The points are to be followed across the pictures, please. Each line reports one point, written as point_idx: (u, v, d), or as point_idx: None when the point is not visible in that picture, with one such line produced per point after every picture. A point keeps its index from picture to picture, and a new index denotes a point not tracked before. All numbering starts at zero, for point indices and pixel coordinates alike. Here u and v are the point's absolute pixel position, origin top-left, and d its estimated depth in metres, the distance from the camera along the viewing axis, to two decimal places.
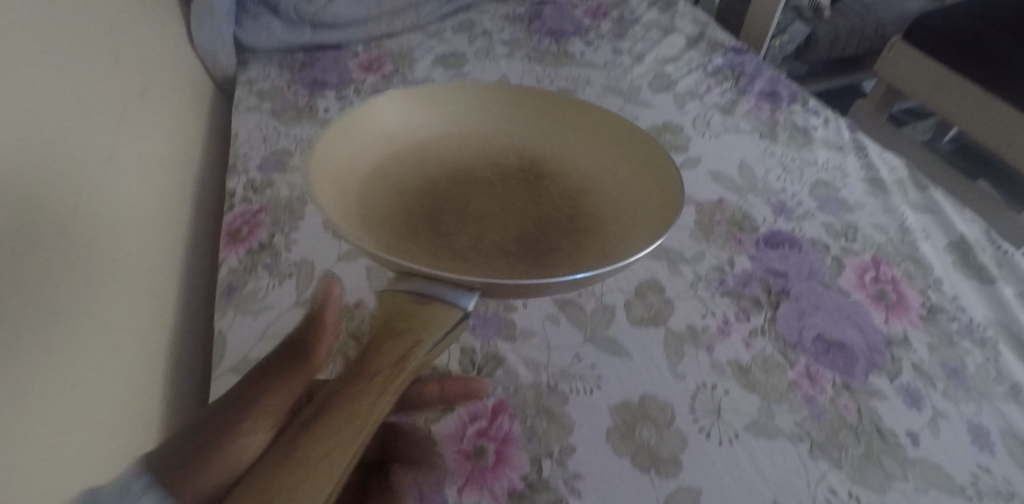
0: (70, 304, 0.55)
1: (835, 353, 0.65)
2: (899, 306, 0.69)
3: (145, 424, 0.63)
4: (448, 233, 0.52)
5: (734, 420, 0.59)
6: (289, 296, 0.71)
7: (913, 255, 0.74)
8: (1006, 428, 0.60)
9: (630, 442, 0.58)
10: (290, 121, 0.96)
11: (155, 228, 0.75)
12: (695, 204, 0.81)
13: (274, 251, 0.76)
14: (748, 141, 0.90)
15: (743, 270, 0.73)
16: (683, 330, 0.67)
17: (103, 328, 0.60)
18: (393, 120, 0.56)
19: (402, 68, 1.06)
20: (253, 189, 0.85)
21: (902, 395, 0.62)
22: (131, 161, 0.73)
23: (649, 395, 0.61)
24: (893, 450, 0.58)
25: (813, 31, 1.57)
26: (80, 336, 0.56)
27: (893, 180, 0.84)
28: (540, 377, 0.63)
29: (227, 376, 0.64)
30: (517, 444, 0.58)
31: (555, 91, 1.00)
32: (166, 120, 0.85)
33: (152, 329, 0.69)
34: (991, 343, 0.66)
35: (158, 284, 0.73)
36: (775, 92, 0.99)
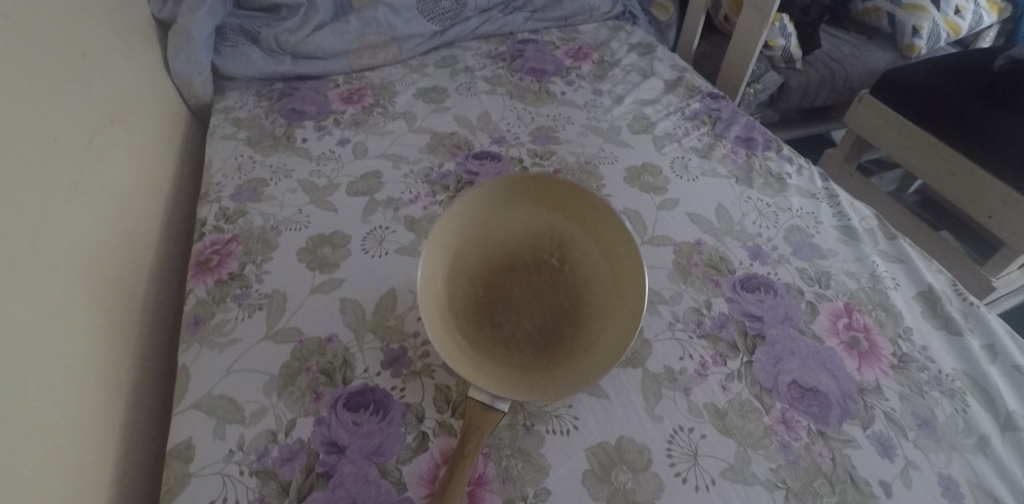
0: (8, 346, 0.52)
1: (809, 399, 0.65)
2: (870, 354, 0.70)
3: (102, 458, 0.61)
4: (496, 321, 0.68)
5: (710, 466, 0.59)
6: (258, 327, 0.69)
7: (883, 304, 0.76)
8: (973, 479, 0.61)
9: (607, 487, 0.57)
10: (267, 150, 0.95)
11: (121, 259, 0.73)
12: (672, 246, 0.82)
13: (244, 282, 0.74)
14: (724, 185, 0.91)
15: (720, 312, 0.73)
16: (661, 371, 0.67)
17: (50, 368, 0.57)
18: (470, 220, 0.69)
19: (383, 101, 1.06)
20: (225, 218, 0.83)
21: (874, 445, 0.62)
22: (98, 186, 0.71)
23: (627, 438, 0.61)
24: (866, 500, 0.58)
25: (785, 81, 1.63)
26: (23, 375, 0.54)
27: (863, 229, 0.86)
28: (516, 417, 0.62)
29: (190, 413, 0.61)
30: (489, 487, 0.57)
31: (537, 129, 1.01)
32: (138, 147, 0.83)
33: (112, 364, 0.66)
34: (959, 394, 0.67)
35: (122, 316, 0.70)
36: (750, 137, 1.01)
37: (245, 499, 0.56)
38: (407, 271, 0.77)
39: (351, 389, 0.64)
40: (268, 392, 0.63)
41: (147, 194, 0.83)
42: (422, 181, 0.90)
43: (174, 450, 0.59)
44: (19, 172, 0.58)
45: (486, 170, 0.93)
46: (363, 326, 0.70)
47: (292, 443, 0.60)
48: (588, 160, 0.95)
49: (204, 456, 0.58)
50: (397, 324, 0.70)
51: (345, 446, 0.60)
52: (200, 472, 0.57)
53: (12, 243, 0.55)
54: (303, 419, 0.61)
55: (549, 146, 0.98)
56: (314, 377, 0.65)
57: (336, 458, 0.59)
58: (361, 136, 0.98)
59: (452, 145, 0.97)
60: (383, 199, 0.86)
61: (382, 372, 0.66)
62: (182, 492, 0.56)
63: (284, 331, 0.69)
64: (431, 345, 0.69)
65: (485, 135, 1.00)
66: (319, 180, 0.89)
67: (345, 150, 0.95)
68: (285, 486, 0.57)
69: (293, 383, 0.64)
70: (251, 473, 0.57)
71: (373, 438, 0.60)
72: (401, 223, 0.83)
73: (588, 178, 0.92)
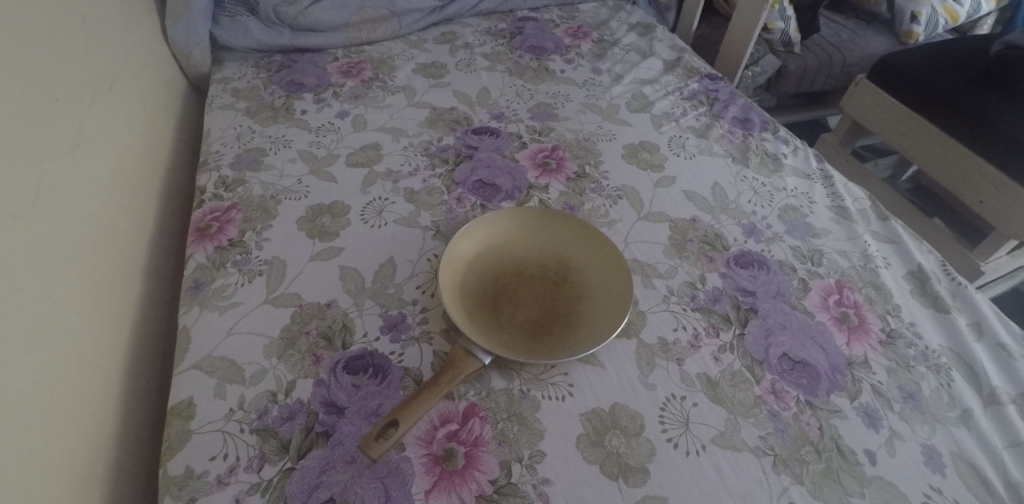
0: (17, 303, 0.54)
1: (799, 371, 0.67)
2: (860, 329, 0.71)
3: (105, 413, 0.62)
4: (498, 309, 0.70)
5: (701, 432, 0.61)
6: (258, 293, 0.70)
7: (874, 282, 0.77)
8: (955, 451, 0.62)
9: (600, 450, 0.59)
10: (265, 121, 0.94)
11: (120, 224, 0.73)
12: (668, 222, 0.83)
13: (244, 249, 0.74)
14: (721, 164, 0.92)
15: (714, 287, 0.75)
16: (655, 341, 0.68)
17: (51, 327, 0.57)
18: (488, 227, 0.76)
19: (382, 75, 1.06)
20: (224, 186, 0.83)
21: (861, 416, 0.64)
22: (103, 151, 0.72)
23: (620, 405, 0.63)
24: (851, 467, 0.60)
25: (784, 64, 1.63)
26: (32, 330, 0.55)
27: (857, 209, 0.87)
28: (512, 382, 0.64)
29: (190, 374, 0.62)
30: (486, 448, 0.59)
31: (535, 106, 1.01)
32: (137, 113, 0.83)
33: (111, 327, 0.67)
34: (944, 369, 0.69)
35: (120, 281, 0.70)
36: (747, 119, 1.02)
37: (245, 455, 0.57)
38: (406, 241, 0.77)
39: (350, 353, 0.65)
40: (268, 354, 0.64)
41: (145, 161, 0.83)
42: (421, 154, 0.90)
43: (175, 409, 0.60)
44: (30, 134, 0.60)
45: (485, 145, 0.93)
46: (363, 294, 0.71)
47: (292, 403, 0.61)
48: (586, 137, 0.96)
49: (205, 415, 0.59)
50: (396, 292, 0.71)
51: (344, 407, 0.61)
52: (201, 430, 0.58)
53: (21, 204, 0.56)
54: (303, 381, 0.62)
55: (548, 122, 0.98)
56: (313, 341, 0.66)
57: (335, 418, 0.60)
58: (360, 109, 0.98)
59: (450, 120, 0.97)
60: (382, 171, 0.87)
61: (381, 337, 0.67)
62: (183, 448, 0.57)
63: (284, 297, 0.70)
64: (429, 313, 0.70)
65: (484, 111, 1.00)
66: (318, 151, 0.89)
67: (343, 122, 0.95)
68: (285, 444, 0.58)
69: (293, 347, 0.65)
70: (251, 431, 0.59)
71: (372, 400, 0.61)
72: (400, 195, 0.84)
73: (586, 154, 0.92)
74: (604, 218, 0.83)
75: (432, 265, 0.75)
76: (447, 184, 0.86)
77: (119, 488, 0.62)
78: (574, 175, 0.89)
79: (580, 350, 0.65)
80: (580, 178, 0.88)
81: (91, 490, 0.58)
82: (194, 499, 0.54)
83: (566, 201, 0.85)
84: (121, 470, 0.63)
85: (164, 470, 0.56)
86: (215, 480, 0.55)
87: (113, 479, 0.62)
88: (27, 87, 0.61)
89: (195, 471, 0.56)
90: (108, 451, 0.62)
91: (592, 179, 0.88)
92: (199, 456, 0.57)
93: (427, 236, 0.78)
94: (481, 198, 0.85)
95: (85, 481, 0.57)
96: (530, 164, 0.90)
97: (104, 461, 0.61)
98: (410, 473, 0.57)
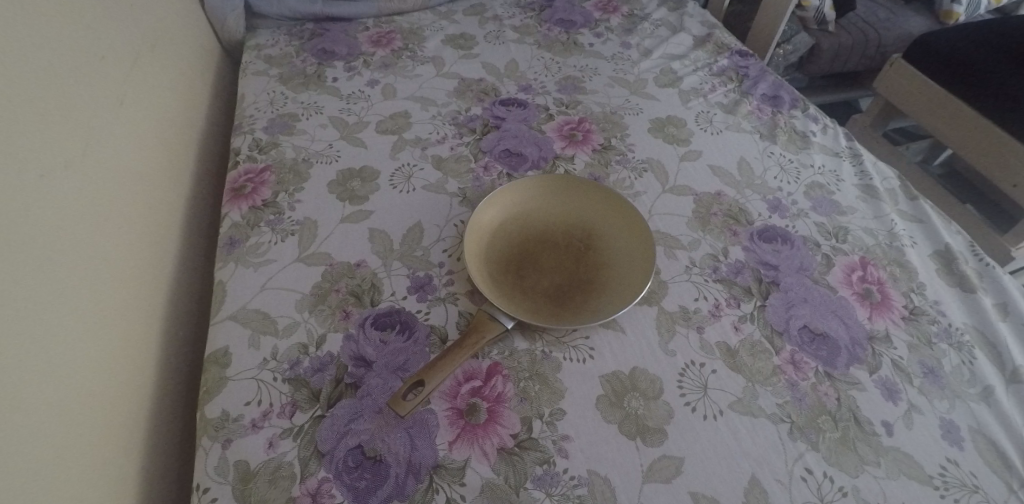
0: (78, 246, 0.58)
1: (819, 344, 0.67)
2: (882, 305, 0.71)
3: (149, 354, 0.66)
4: (522, 275, 0.71)
5: (719, 398, 0.62)
6: (291, 251, 0.72)
7: (900, 260, 0.77)
8: (974, 426, 0.62)
9: (619, 410, 0.61)
10: (297, 87, 0.96)
11: (161, 180, 0.76)
12: (693, 195, 0.83)
13: (277, 209, 0.77)
14: (749, 141, 0.92)
15: (737, 259, 0.75)
16: (676, 310, 0.69)
17: (95, 276, 0.60)
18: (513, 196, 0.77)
19: (412, 45, 1.06)
20: (258, 149, 0.85)
21: (879, 388, 0.64)
22: (150, 109, 0.76)
23: (640, 368, 0.64)
24: (868, 437, 0.61)
25: (817, 43, 1.61)
26: (90, 272, 0.59)
27: (885, 188, 0.86)
28: (535, 343, 0.66)
29: (226, 324, 0.65)
30: (508, 404, 0.61)
31: (563, 79, 1.01)
32: (175, 77, 0.85)
33: (149, 283, 0.69)
34: (967, 347, 0.69)
35: (160, 235, 0.73)
36: (777, 96, 1.00)
37: (278, 403, 0.60)
38: (433, 207, 0.79)
39: (378, 311, 0.67)
40: (300, 309, 0.67)
41: (182, 123, 0.85)
42: (449, 124, 0.91)
43: (213, 357, 0.63)
44: (87, 89, 0.64)
45: (512, 115, 0.94)
46: (391, 255, 0.73)
47: (323, 356, 0.63)
48: (613, 111, 0.96)
49: (239, 363, 0.62)
50: (424, 255, 0.73)
51: (372, 361, 0.63)
52: (236, 377, 0.61)
53: (81, 154, 0.61)
54: (333, 335, 0.65)
55: (575, 95, 0.98)
56: (343, 298, 0.68)
57: (364, 371, 0.62)
58: (390, 78, 0.99)
59: (478, 90, 0.98)
60: (411, 138, 0.88)
61: (408, 297, 0.69)
62: (220, 393, 0.60)
63: (316, 255, 0.72)
64: (455, 276, 0.72)
65: (512, 83, 1.00)
66: (349, 118, 0.91)
67: (373, 90, 0.96)
68: (316, 393, 0.61)
69: (324, 302, 0.68)
70: (284, 380, 0.61)
71: (399, 355, 0.64)
72: (428, 161, 0.85)
73: (612, 127, 0.93)
74: (628, 190, 0.83)
75: (459, 230, 0.77)
76: (474, 152, 0.87)
77: (157, 434, 0.65)
78: (600, 146, 0.90)
79: (603, 316, 0.67)
80: (606, 150, 0.89)
81: (134, 424, 0.62)
82: (231, 441, 0.57)
83: (592, 173, 0.86)
84: (161, 418, 0.67)
85: (202, 413, 0.59)
86: (250, 424, 0.58)
87: (152, 425, 0.65)
88: (85, 45, 0.65)
89: (231, 415, 0.59)
90: (149, 394, 0.65)
91: (618, 151, 0.89)
92: (234, 402, 0.60)
93: (454, 202, 0.80)
94: (508, 167, 0.86)
95: (130, 416, 0.61)
96: (556, 136, 0.91)
97: (145, 406, 0.64)
98: (435, 425, 0.59)
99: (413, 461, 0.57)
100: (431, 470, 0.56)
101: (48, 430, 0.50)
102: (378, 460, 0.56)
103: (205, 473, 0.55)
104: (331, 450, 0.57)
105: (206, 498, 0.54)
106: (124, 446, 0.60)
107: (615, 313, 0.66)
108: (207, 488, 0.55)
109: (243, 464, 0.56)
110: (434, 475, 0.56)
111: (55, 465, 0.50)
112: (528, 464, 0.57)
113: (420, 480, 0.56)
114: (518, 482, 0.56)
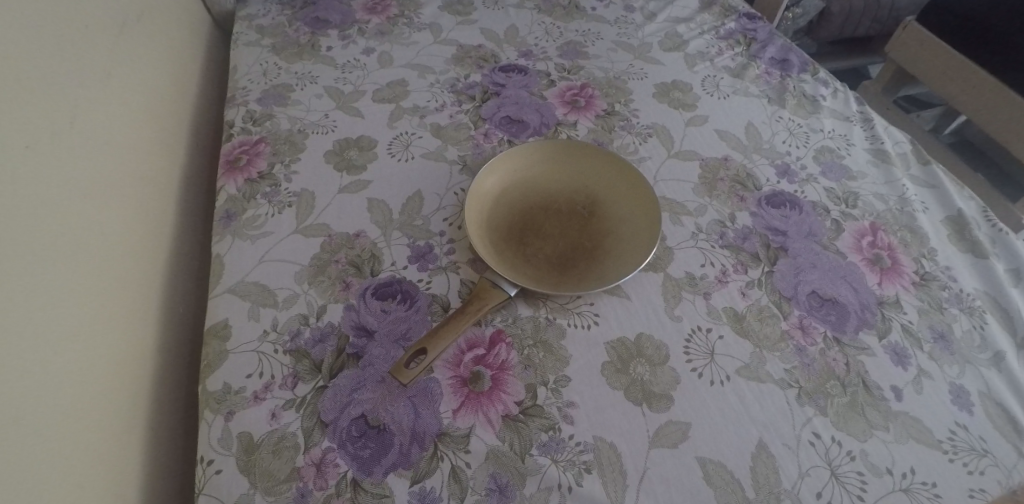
0: (71, 216, 0.57)
1: (828, 309, 0.66)
2: (893, 270, 0.70)
3: (148, 327, 0.66)
4: (524, 243, 0.70)
5: (726, 364, 0.61)
6: (288, 223, 0.71)
7: (910, 226, 0.75)
8: (984, 391, 0.62)
9: (625, 376, 0.60)
10: (290, 57, 0.93)
11: (154, 152, 0.75)
12: (699, 160, 0.81)
13: (273, 181, 0.75)
14: (756, 105, 0.89)
15: (744, 225, 0.73)
16: (682, 276, 0.68)
17: (86, 252, 0.58)
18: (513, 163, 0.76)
19: (408, 12, 1.03)
20: (252, 121, 0.83)
21: (889, 354, 0.63)
22: (140, 80, 0.74)
23: (646, 335, 0.63)
24: (877, 402, 0.60)
25: (827, 7, 1.58)
26: (85, 243, 0.59)
27: (897, 153, 0.84)
28: (539, 310, 0.65)
29: (225, 297, 0.64)
30: (512, 372, 0.60)
31: (565, 45, 0.98)
32: (163, 48, 0.82)
33: (144, 260, 0.68)
34: (978, 313, 0.67)
35: (156, 208, 0.72)
36: (786, 59, 0.97)
37: (279, 374, 0.59)
38: (433, 176, 0.77)
39: (378, 281, 0.66)
40: (300, 280, 0.66)
41: (172, 96, 0.82)
42: (448, 91, 0.89)
43: (212, 330, 0.62)
44: (75, 56, 0.62)
45: (512, 82, 0.91)
46: (390, 225, 0.71)
47: (324, 326, 0.62)
48: (617, 76, 0.93)
49: (240, 336, 0.61)
50: (424, 224, 0.72)
51: (373, 331, 0.62)
52: (236, 350, 0.60)
53: (70, 122, 0.59)
54: (333, 305, 0.64)
55: (577, 61, 0.95)
56: (343, 268, 0.67)
57: (365, 341, 0.61)
58: (386, 46, 0.96)
59: (478, 57, 0.95)
60: (409, 107, 0.86)
61: (408, 267, 0.68)
62: (220, 366, 0.60)
63: (314, 227, 0.71)
64: (456, 245, 0.70)
65: (512, 49, 0.97)
66: (344, 87, 0.88)
67: (369, 59, 0.93)
68: (318, 364, 0.60)
69: (324, 273, 0.67)
70: (285, 352, 0.61)
71: (400, 324, 0.63)
72: (427, 130, 0.83)
73: (616, 93, 0.90)
74: (632, 156, 0.81)
75: (459, 199, 0.75)
76: (474, 120, 0.85)
77: (160, 411, 0.65)
78: (604, 112, 0.87)
79: (607, 282, 0.66)
80: (609, 116, 0.87)
81: (137, 396, 0.61)
82: (233, 413, 0.57)
83: (595, 139, 0.84)
84: (164, 394, 0.66)
85: (203, 386, 0.59)
86: (252, 396, 0.58)
87: (154, 397, 0.64)
88: (74, 11, 0.63)
89: (232, 387, 0.58)
90: (151, 366, 0.65)
91: (622, 117, 0.87)
92: (235, 374, 0.59)
93: (454, 170, 0.78)
94: (508, 134, 0.84)
95: (131, 388, 0.61)
96: (559, 102, 0.89)
97: (147, 378, 0.64)
98: (438, 394, 0.58)
99: (417, 430, 0.56)
100: (435, 438, 0.56)
101: (46, 407, 0.49)
102: (382, 429, 0.56)
103: (208, 445, 0.55)
104: (334, 420, 0.56)
105: (211, 470, 0.54)
106: (126, 421, 0.59)
107: (620, 279, 0.65)
108: (210, 460, 0.54)
109: (245, 436, 0.55)
110: (439, 443, 0.55)
111: (53, 443, 0.49)
112: (533, 431, 0.56)
113: (424, 448, 0.55)
114: (523, 449, 0.55)
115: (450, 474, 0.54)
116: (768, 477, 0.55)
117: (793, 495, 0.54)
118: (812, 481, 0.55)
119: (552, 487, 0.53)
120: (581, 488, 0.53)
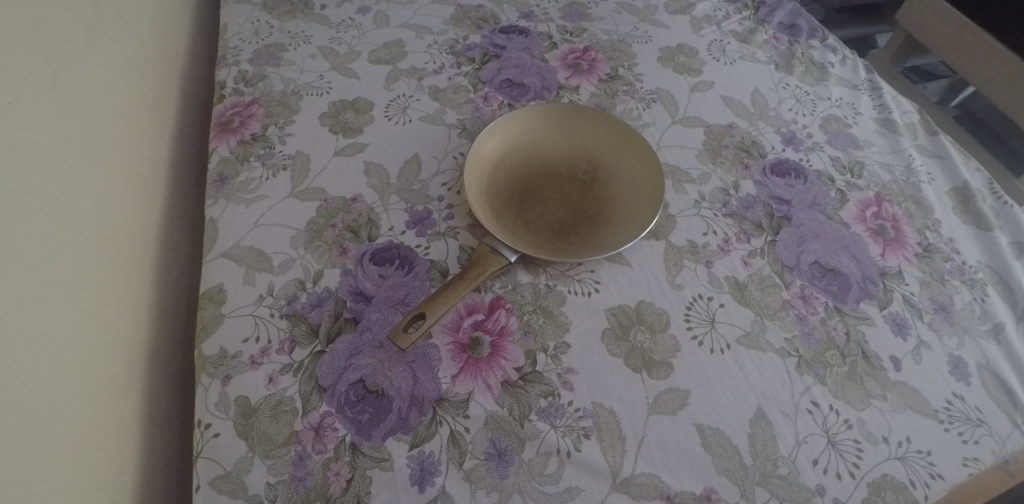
0: (60, 177, 0.56)
1: (829, 279, 0.66)
2: (896, 242, 0.69)
3: (142, 289, 0.65)
4: (523, 209, 0.69)
5: (727, 332, 0.61)
6: (283, 187, 0.69)
7: (915, 197, 0.74)
8: (983, 362, 0.62)
9: (625, 344, 0.60)
10: (283, 15, 0.90)
11: (144, 112, 0.73)
12: (703, 127, 0.79)
13: (267, 143, 0.73)
14: (762, 71, 0.87)
15: (748, 194, 0.72)
16: (684, 244, 0.67)
17: (72, 221, 0.57)
18: (513, 128, 0.74)
19: None
20: (244, 81, 0.81)
21: (889, 323, 0.63)
22: (128, 37, 0.72)
23: (646, 303, 0.63)
24: (876, 372, 0.60)
25: None
26: (76, 206, 0.57)
27: (904, 123, 0.82)
28: (539, 277, 0.64)
29: (220, 262, 0.63)
30: (512, 338, 0.60)
31: (568, 6, 0.95)
32: (150, 5, 0.79)
33: (134, 231, 0.66)
34: (980, 285, 0.67)
35: (146, 170, 0.71)
36: (794, 25, 0.94)
37: (275, 339, 0.58)
38: (431, 140, 0.75)
39: (377, 246, 0.65)
40: (295, 245, 0.65)
41: (161, 58, 0.80)
42: (446, 53, 0.86)
43: (208, 294, 0.61)
44: (61, 11, 0.60)
45: (513, 44, 0.88)
46: (388, 190, 0.70)
47: (320, 291, 0.62)
48: (621, 39, 0.90)
49: (236, 300, 0.61)
50: (422, 189, 0.71)
51: (371, 295, 0.62)
52: (232, 314, 0.60)
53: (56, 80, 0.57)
54: (331, 270, 0.63)
55: (580, 23, 0.93)
56: (339, 233, 0.66)
57: (363, 306, 0.61)
58: (382, 5, 0.93)
59: (477, 18, 0.92)
60: (406, 69, 0.83)
61: (406, 232, 0.67)
62: (217, 330, 0.59)
63: (310, 191, 0.69)
64: (455, 210, 0.69)
65: (513, 9, 0.94)
66: (339, 47, 0.86)
67: (365, 18, 0.90)
68: (314, 329, 0.59)
69: (320, 238, 0.65)
70: (281, 316, 0.60)
71: (399, 290, 0.62)
72: (425, 92, 0.81)
73: (619, 56, 0.88)
74: (636, 121, 0.80)
75: (458, 163, 0.74)
76: (474, 83, 0.83)
77: (157, 379, 0.64)
78: (607, 76, 0.85)
79: (608, 249, 0.65)
80: (613, 80, 0.85)
81: (132, 358, 0.61)
82: (230, 377, 0.56)
83: (597, 104, 0.82)
84: (159, 364, 0.65)
85: (199, 350, 0.58)
86: (248, 360, 0.57)
87: (150, 359, 0.64)
88: None
89: (228, 352, 0.58)
90: (144, 329, 0.64)
91: (626, 81, 0.84)
92: (232, 338, 0.58)
93: (452, 134, 0.77)
94: (508, 98, 0.82)
95: (126, 350, 0.60)
96: (560, 65, 0.86)
97: (141, 340, 0.63)
98: (437, 360, 0.58)
99: (416, 395, 0.56)
100: (434, 403, 0.55)
101: (38, 378, 0.49)
102: (381, 394, 0.56)
103: (206, 408, 0.55)
104: (332, 385, 0.56)
105: (209, 434, 0.54)
106: (122, 383, 0.59)
107: (620, 246, 0.64)
108: (207, 424, 0.54)
109: (243, 400, 0.55)
110: (438, 408, 0.55)
111: (46, 415, 0.49)
112: (532, 397, 0.56)
113: (423, 413, 0.55)
114: (522, 414, 0.55)
115: (449, 439, 0.54)
116: (766, 444, 0.55)
117: (790, 461, 0.54)
118: (809, 448, 0.55)
119: (550, 452, 0.54)
120: (579, 453, 0.54)
